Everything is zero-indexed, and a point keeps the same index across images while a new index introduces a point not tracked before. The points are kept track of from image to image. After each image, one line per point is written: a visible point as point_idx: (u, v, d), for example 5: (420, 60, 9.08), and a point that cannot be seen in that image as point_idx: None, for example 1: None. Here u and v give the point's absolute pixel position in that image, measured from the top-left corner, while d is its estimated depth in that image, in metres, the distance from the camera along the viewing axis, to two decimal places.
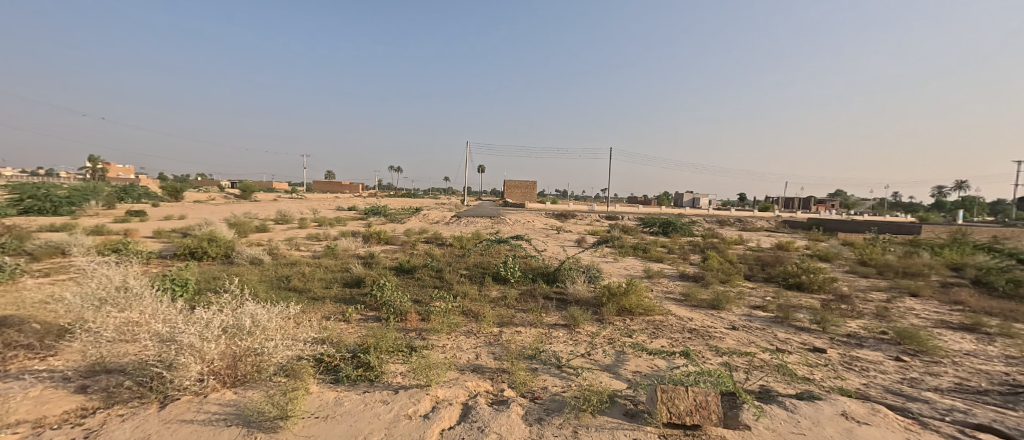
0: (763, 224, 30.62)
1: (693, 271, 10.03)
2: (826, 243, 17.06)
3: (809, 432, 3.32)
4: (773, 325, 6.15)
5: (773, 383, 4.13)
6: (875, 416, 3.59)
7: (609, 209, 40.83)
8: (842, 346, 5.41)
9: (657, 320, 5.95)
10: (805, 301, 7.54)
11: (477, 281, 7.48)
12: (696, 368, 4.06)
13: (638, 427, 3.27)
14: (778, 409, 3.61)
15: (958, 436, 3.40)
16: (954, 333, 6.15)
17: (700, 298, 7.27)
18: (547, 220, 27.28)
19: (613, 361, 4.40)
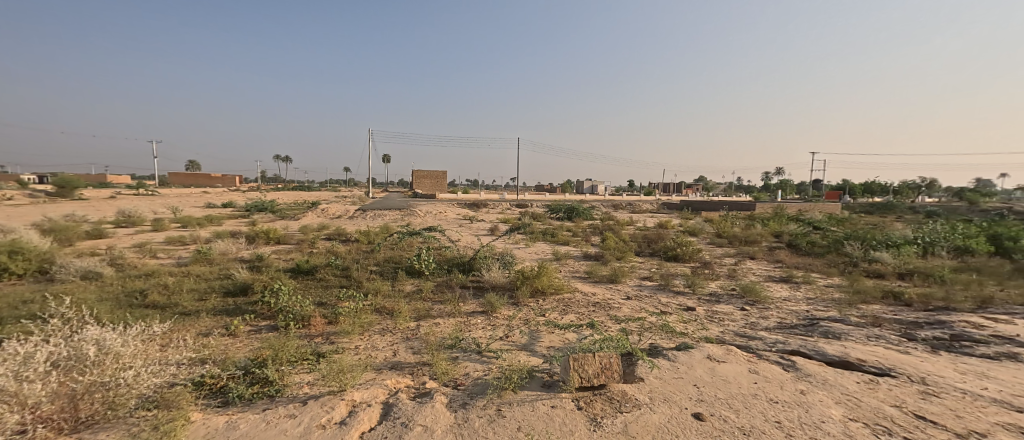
0: (648, 207, 34.85)
1: (592, 251, 11.08)
2: (692, 221, 20.26)
3: (686, 376, 4.06)
4: (657, 292, 7.21)
5: (660, 340, 4.89)
6: (729, 354, 4.53)
7: (510, 197, 41.96)
8: (706, 303, 6.63)
9: (566, 297, 6.48)
10: (680, 269, 8.98)
11: (390, 277, 7.16)
12: (600, 335, 4.57)
13: (555, 396, 3.62)
14: (663, 361, 4.33)
15: (780, 361, 4.51)
16: (777, 285, 7.99)
17: (600, 275, 8.11)
18: (455, 209, 27.09)
19: (529, 339, 4.70)
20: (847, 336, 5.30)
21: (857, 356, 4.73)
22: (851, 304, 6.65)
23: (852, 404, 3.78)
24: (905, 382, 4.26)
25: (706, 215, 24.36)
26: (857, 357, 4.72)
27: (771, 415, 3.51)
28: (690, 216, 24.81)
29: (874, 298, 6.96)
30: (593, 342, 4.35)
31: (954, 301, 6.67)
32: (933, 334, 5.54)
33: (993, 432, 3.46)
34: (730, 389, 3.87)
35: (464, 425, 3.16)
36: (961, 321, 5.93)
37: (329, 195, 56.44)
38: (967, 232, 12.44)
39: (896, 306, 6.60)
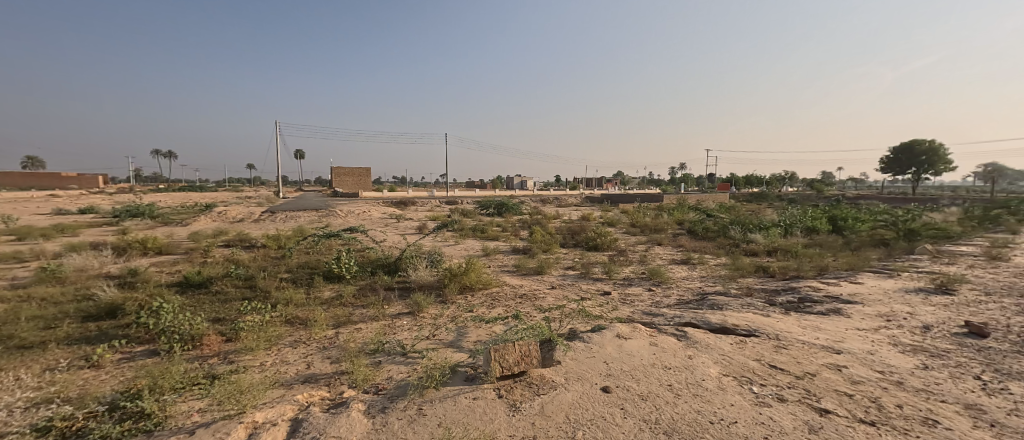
0: (574, 201, 36.80)
1: (519, 245, 11.35)
2: (611, 213, 21.89)
3: (597, 354, 4.38)
4: (579, 280, 7.66)
5: (578, 323, 5.20)
6: (634, 331, 5.01)
7: (435, 194, 40.87)
8: (619, 287, 7.22)
9: (494, 291, 6.57)
10: (599, 258, 9.65)
11: (305, 284, 6.53)
12: (523, 324, 4.71)
13: (478, 388, 3.64)
14: (580, 343, 4.61)
15: (675, 333, 5.12)
16: (677, 266, 9.01)
17: (527, 267, 8.35)
18: (377, 207, 25.56)
19: (456, 336, 4.66)
20: (726, 306, 6.21)
21: (731, 322, 5.57)
22: (731, 279, 7.80)
23: (726, 362, 4.44)
24: (765, 339, 5.14)
25: (623, 207, 26.47)
26: (732, 323, 5.55)
27: (665, 380, 3.97)
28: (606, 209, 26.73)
29: (748, 273, 8.24)
30: (515, 331, 4.47)
31: (803, 271, 8.20)
32: (787, 299, 6.75)
33: (821, 371, 4.36)
34: (633, 361, 4.28)
35: (382, 429, 3.02)
36: (806, 287, 7.32)
37: (217, 194, 49.31)
38: (815, 215, 15.32)
39: (764, 279, 7.91)
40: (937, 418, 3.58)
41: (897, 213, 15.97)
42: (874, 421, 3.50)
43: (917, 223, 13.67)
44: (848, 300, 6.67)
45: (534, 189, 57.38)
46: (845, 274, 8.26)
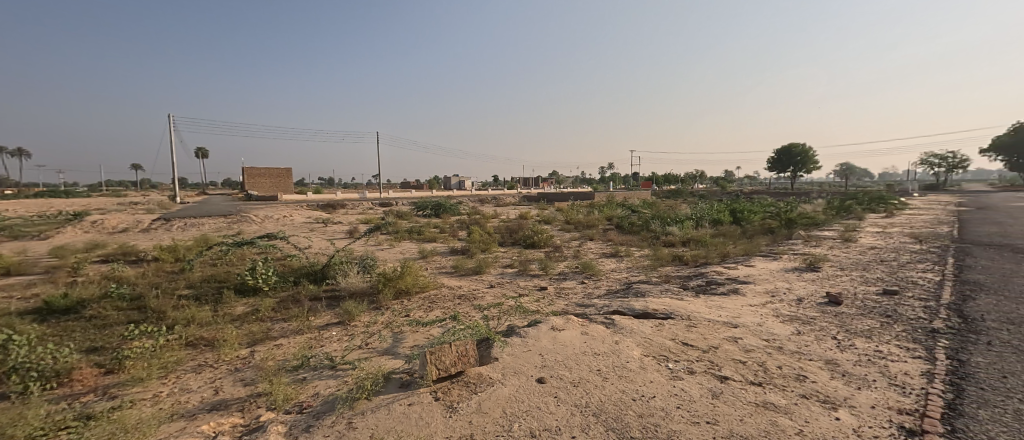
0: (508, 200, 37.27)
1: (456, 246, 11.20)
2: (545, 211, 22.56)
3: (534, 347, 4.45)
4: (517, 277, 7.75)
5: (515, 319, 5.25)
6: (567, 322, 5.17)
7: (363, 195, 38.79)
8: (554, 282, 7.43)
9: (432, 294, 6.38)
10: (536, 255, 9.86)
11: (213, 301, 5.75)
12: (461, 324, 4.63)
13: (413, 393, 3.49)
14: (517, 338, 4.65)
15: (604, 321, 5.39)
16: (606, 259, 9.52)
17: (465, 267, 8.25)
18: (298, 210, 23.55)
19: (391, 343, 4.43)
20: (648, 293, 6.69)
21: (651, 307, 6.00)
22: (652, 269, 8.43)
23: (647, 343, 4.78)
24: (679, 320, 5.62)
25: (556, 206, 27.45)
26: (652, 308, 5.98)
27: (595, 366, 4.15)
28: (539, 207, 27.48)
29: (666, 262, 8.98)
30: (453, 332, 4.37)
31: (710, 258, 9.15)
32: (697, 283, 7.47)
33: (723, 344, 4.88)
34: (567, 351, 4.41)
35: None
36: (712, 272, 8.17)
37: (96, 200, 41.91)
38: (721, 208, 17.20)
39: (681, 267, 8.68)
40: (808, 374, 4.20)
41: (781, 205, 18.52)
42: (764, 383, 3.99)
43: (797, 214, 15.95)
44: (744, 281, 7.57)
45: (467, 188, 56.93)
46: (742, 258, 9.37)
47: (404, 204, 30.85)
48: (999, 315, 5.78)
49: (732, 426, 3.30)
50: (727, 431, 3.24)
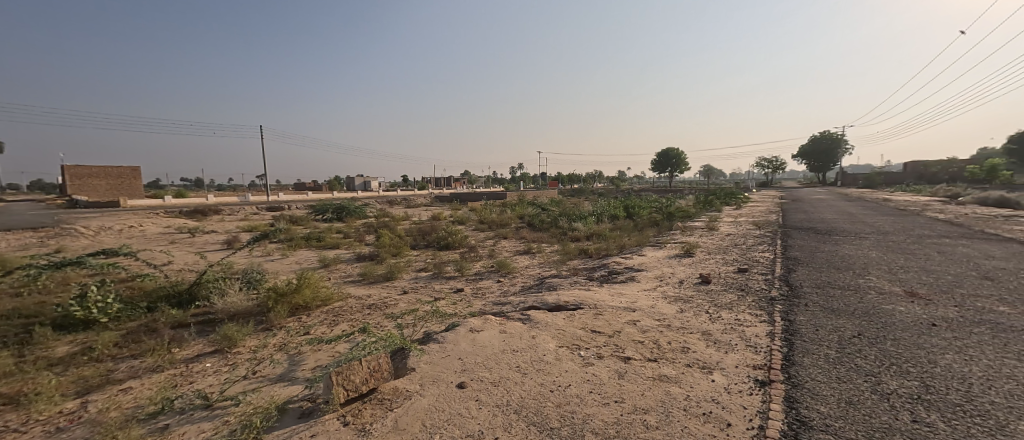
0: (417, 200, 36.30)
1: (364, 251, 10.51)
2: (458, 212, 22.40)
3: (452, 352, 4.29)
4: (432, 280, 7.51)
5: (432, 325, 5.05)
6: (485, 322, 5.11)
7: (251, 198, 34.69)
8: (470, 282, 7.35)
9: (335, 307, 5.89)
10: (451, 256, 9.67)
11: (16, 344, 4.61)
12: (372, 336, 4.30)
13: (316, 421, 3.13)
14: (434, 345, 4.45)
15: (520, 317, 5.44)
16: (520, 256, 9.70)
17: (374, 274, 7.76)
18: (168, 220, 20.17)
19: (286, 368, 3.96)
20: (559, 286, 6.93)
21: (562, 299, 6.22)
22: (562, 263, 8.78)
23: (560, 335, 4.92)
24: (589, 309, 5.90)
25: (468, 206, 27.48)
26: (564, 300, 6.20)
27: (515, 364, 4.13)
28: (449, 208, 27.21)
29: (574, 256, 9.45)
30: (364, 346, 4.04)
31: (611, 250, 9.84)
32: (601, 274, 7.95)
33: (624, 328, 5.22)
34: (486, 352, 4.34)
35: None
36: (613, 262, 8.78)
37: None
38: (618, 204, 18.69)
39: (588, 259, 9.20)
40: (691, 346, 4.67)
41: (665, 201, 20.77)
42: (659, 359, 4.35)
43: (678, 208, 18.04)
44: (639, 269, 8.26)
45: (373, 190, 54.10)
46: (637, 248, 10.27)
47: (301, 208, 28.21)
48: (812, 281, 7.19)
49: (636, 402, 3.53)
50: (633, 407, 3.45)
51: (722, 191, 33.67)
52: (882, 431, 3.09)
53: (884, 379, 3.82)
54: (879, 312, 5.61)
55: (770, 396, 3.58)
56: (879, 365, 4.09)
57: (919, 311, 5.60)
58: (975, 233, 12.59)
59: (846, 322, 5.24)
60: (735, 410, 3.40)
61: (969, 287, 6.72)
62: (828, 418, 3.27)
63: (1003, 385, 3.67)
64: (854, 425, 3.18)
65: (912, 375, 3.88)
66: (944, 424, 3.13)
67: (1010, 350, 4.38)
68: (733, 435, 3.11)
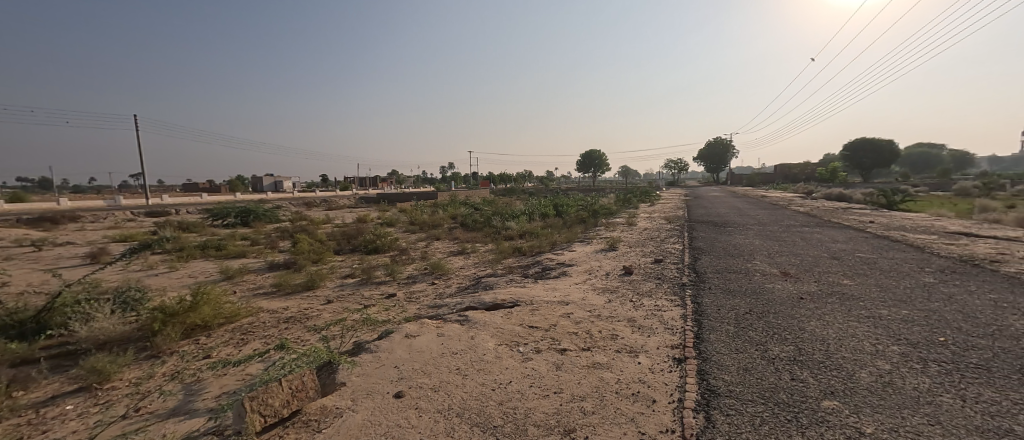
0: (340, 202, 34.27)
1: (280, 259, 9.66)
2: (385, 213, 21.54)
3: (386, 361, 4.06)
4: (361, 287, 7.10)
5: (363, 334, 4.76)
6: (422, 327, 4.91)
7: (138, 203, 30.34)
8: (402, 287, 7.06)
9: (242, 325, 5.36)
10: (380, 260, 9.24)
11: None
12: (292, 352, 3.94)
13: None
14: (366, 355, 4.17)
15: (458, 319, 5.31)
16: (455, 257, 9.55)
17: (292, 284, 7.15)
18: (24, 232, 16.91)
19: (182, 400, 3.49)
20: (496, 285, 6.90)
21: (499, 297, 6.19)
22: (497, 261, 8.78)
23: (499, 333, 4.88)
24: (526, 305, 5.94)
25: (397, 208, 26.58)
26: (501, 298, 6.18)
27: (455, 366, 4.01)
28: (375, 211, 26.08)
29: (508, 254, 9.51)
30: (284, 364, 3.68)
31: (543, 247, 10.05)
32: (535, 270, 8.07)
33: (559, 321, 5.31)
34: (424, 357, 4.16)
35: None
36: (546, 259, 8.96)
37: None
38: (545, 202, 19.21)
39: (522, 257, 9.31)
40: (619, 333, 4.87)
41: (590, 199, 21.76)
42: (593, 347, 4.48)
43: (602, 205, 18.95)
44: (570, 263, 8.51)
45: (289, 194, 50.20)
46: (567, 244, 10.61)
47: (202, 213, 25.27)
48: (713, 267, 7.94)
49: (573, 390, 3.59)
50: (571, 396, 3.50)
51: (637, 189, 36.11)
52: (772, 390, 3.48)
53: (770, 346, 4.33)
54: (763, 290, 6.37)
55: (686, 371, 3.84)
56: (766, 335, 4.62)
57: (792, 287, 6.47)
58: (824, 222, 14.96)
59: (739, 301, 5.86)
60: (658, 387, 3.60)
61: (825, 265, 7.95)
62: (731, 385, 3.60)
63: (851, 342, 4.38)
64: (752, 388, 3.53)
65: (790, 341, 4.45)
66: (814, 379, 3.64)
67: (854, 314, 5.25)
68: (659, 410, 3.28)
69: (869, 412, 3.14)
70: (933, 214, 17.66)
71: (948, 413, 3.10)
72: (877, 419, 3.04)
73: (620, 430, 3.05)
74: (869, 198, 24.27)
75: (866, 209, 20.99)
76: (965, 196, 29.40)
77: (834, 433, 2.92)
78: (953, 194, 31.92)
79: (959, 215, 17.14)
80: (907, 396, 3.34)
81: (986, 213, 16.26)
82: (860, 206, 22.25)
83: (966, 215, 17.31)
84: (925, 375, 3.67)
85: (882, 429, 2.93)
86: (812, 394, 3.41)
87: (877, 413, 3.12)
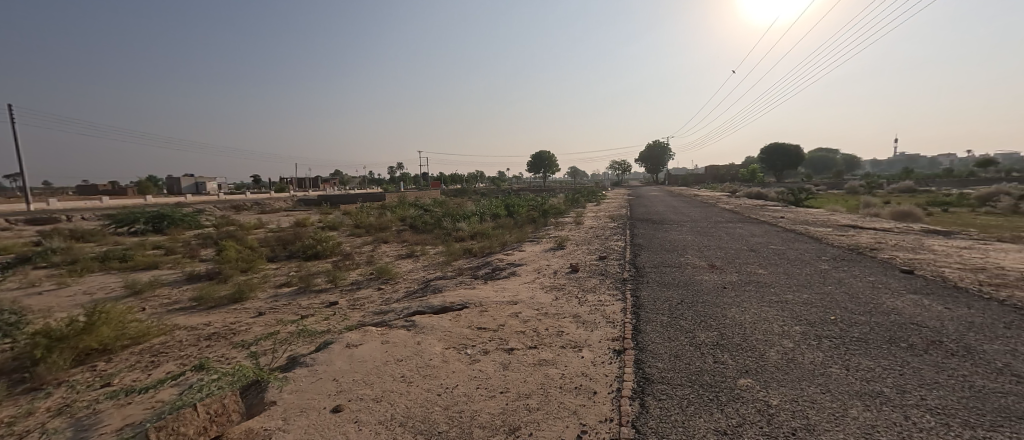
0: (274, 205, 32.15)
1: (202, 269, 8.83)
2: (327, 216, 20.53)
3: (323, 374, 3.81)
4: (298, 296, 6.68)
5: (300, 347, 4.46)
6: (365, 335, 4.68)
7: (27, 206, 26.53)
8: (346, 294, 6.73)
9: (152, 346, 4.85)
10: (321, 266, 8.77)
11: None
12: (211, 374, 3.60)
13: None
14: (300, 370, 3.91)
15: (404, 324, 5.14)
16: (403, 260, 9.27)
17: (216, 297, 6.58)
18: None
19: (72, 437, 3.06)
20: (445, 288, 6.76)
21: (448, 300, 6.08)
22: (446, 264, 8.62)
23: (447, 336, 4.77)
24: (475, 307, 5.87)
25: (340, 209, 25.49)
26: (449, 301, 6.07)
27: (400, 374, 3.86)
28: (316, 214, 24.67)
29: (458, 255, 9.39)
30: (203, 387, 3.35)
31: (493, 248, 10.03)
32: (485, 271, 8.03)
33: (508, 320, 5.30)
34: (365, 367, 3.97)
35: None
36: (496, 259, 8.96)
37: None
38: (493, 203, 19.28)
39: (472, 258, 9.24)
40: (565, 329, 4.94)
41: (538, 199, 22.12)
42: (539, 345, 4.50)
43: (552, 206, 19.23)
44: (519, 263, 8.57)
45: (217, 193, 46.32)
46: (516, 244, 10.68)
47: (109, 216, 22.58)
48: (652, 262, 8.32)
49: (519, 389, 3.58)
50: (516, 394, 3.48)
51: (583, 190, 37.14)
52: (697, 374, 3.68)
53: (697, 333, 4.59)
54: (693, 282, 6.76)
55: (624, 362, 3.97)
56: (694, 323, 4.90)
57: (717, 278, 6.94)
58: (745, 218, 16.29)
59: (672, 292, 6.18)
60: (599, 379, 3.68)
61: (744, 256, 8.64)
62: (664, 371, 3.76)
63: (763, 325, 4.77)
64: (681, 373, 3.72)
65: (713, 327, 4.75)
66: (732, 360, 3.91)
67: (767, 299, 5.73)
68: (599, 401, 3.35)
69: (776, 386, 3.43)
70: (830, 209, 19.96)
71: (836, 382, 3.46)
72: (781, 392, 3.32)
73: (562, 424, 3.07)
74: (782, 195, 26.82)
75: (778, 205, 23.25)
76: (853, 194, 33.89)
77: (747, 407, 3.14)
78: (846, 193, 36.26)
79: (850, 210, 19.42)
80: (805, 369, 3.69)
81: (870, 208, 18.67)
82: (774, 204, 24.56)
83: (855, 209, 19.67)
84: (819, 349, 4.08)
85: (785, 400, 3.21)
86: (731, 374, 3.65)
87: (782, 387, 3.41)
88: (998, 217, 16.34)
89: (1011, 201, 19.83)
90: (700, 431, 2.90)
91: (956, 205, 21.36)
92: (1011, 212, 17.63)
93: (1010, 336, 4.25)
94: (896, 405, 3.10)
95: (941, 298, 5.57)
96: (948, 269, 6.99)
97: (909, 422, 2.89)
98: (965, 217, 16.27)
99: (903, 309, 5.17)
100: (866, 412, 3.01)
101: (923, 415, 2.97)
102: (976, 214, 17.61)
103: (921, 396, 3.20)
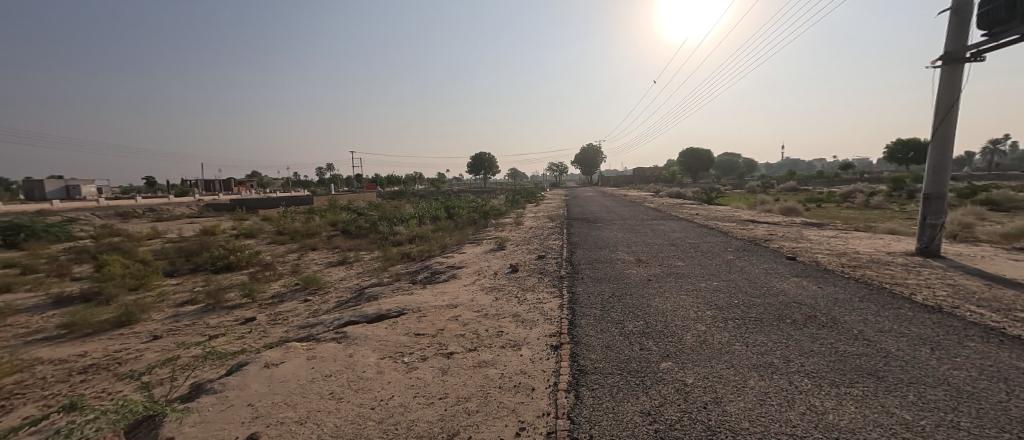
0: (176, 212, 28.72)
1: (76, 291, 7.58)
2: (244, 223, 18.81)
3: (236, 400, 3.43)
4: (204, 315, 6.01)
5: (206, 372, 3.99)
6: (288, 352, 4.30)
7: None
8: (266, 309, 6.17)
9: (7, 387, 4.08)
10: (234, 279, 7.98)
11: None
12: (84, 415, 3.09)
13: None
14: (206, 398, 3.49)
15: (334, 337, 4.80)
16: (335, 268, 8.73)
17: (95, 322, 5.69)
18: None
19: None
20: (381, 295, 6.44)
21: (384, 308, 5.79)
22: (382, 270, 8.24)
23: (383, 346, 4.53)
24: (411, 313, 5.65)
25: (260, 214, 23.53)
26: (386, 308, 5.79)
27: (329, 390, 3.58)
28: (229, 220, 22.37)
29: (395, 261, 9.03)
30: (73, 431, 2.86)
31: (433, 251, 9.77)
32: (424, 275, 7.78)
33: (447, 325, 5.15)
34: (290, 386, 3.64)
35: None
36: (435, 263, 8.73)
37: None
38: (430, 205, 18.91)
39: (409, 262, 8.93)
40: (505, 329, 4.90)
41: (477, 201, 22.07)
42: (479, 347, 4.41)
43: (490, 207, 19.22)
44: (459, 265, 8.42)
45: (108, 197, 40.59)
46: (456, 246, 10.51)
47: None
48: (586, 259, 8.58)
49: (458, 393, 3.47)
50: (455, 399, 3.37)
51: (520, 190, 37.79)
52: (626, 361, 3.81)
53: (626, 323, 4.77)
54: (623, 276, 7.06)
55: (561, 356, 4.02)
56: (623, 314, 5.09)
57: (644, 271, 7.31)
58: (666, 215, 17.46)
59: (604, 287, 6.40)
60: (538, 375, 3.68)
61: (663, 250, 9.21)
62: (596, 362, 3.85)
63: (682, 312, 5.07)
64: (612, 362, 3.82)
65: (639, 317, 4.97)
66: (656, 346, 4.09)
67: (683, 288, 6.13)
68: (537, 396, 3.33)
69: (692, 366, 3.64)
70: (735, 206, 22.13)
71: (738, 357, 3.76)
72: (696, 371, 3.54)
73: (501, 424, 3.01)
74: (697, 195, 29.18)
75: (693, 203, 25.32)
76: (754, 192, 38.03)
77: (667, 389, 3.30)
78: (747, 191, 40.45)
79: (751, 207, 21.64)
80: (714, 349, 3.97)
81: (766, 204, 21.00)
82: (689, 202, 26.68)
83: (755, 206, 21.97)
84: (726, 330, 4.42)
85: (699, 378, 3.42)
86: (655, 359, 3.82)
87: (696, 366, 3.63)
88: (857, 211, 19.21)
89: (866, 197, 23.41)
90: (627, 415, 2.98)
91: (826, 200, 24.73)
92: (869, 206, 20.87)
93: (863, 307, 4.93)
94: (783, 373, 3.43)
95: (814, 278, 6.34)
96: (820, 255, 7.97)
97: (792, 386, 3.21)
98: (837, 211, 18.90)
99: (790, 290, 5.79)
100: (761, 382, 3.30)
101: (802, 380, 3.32)
102: (844, 208, 20.60)
103: (801, 363, 3.58)
